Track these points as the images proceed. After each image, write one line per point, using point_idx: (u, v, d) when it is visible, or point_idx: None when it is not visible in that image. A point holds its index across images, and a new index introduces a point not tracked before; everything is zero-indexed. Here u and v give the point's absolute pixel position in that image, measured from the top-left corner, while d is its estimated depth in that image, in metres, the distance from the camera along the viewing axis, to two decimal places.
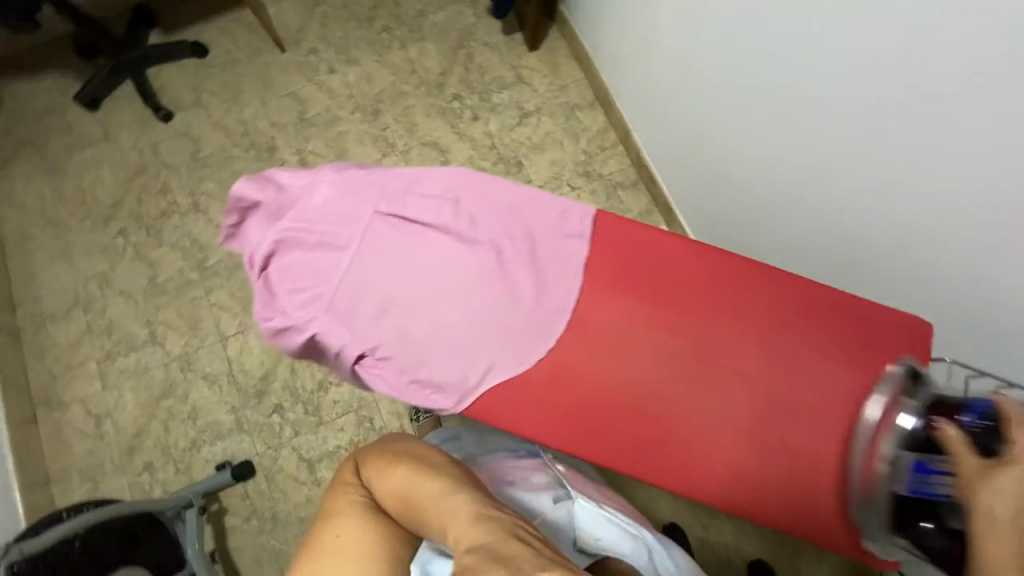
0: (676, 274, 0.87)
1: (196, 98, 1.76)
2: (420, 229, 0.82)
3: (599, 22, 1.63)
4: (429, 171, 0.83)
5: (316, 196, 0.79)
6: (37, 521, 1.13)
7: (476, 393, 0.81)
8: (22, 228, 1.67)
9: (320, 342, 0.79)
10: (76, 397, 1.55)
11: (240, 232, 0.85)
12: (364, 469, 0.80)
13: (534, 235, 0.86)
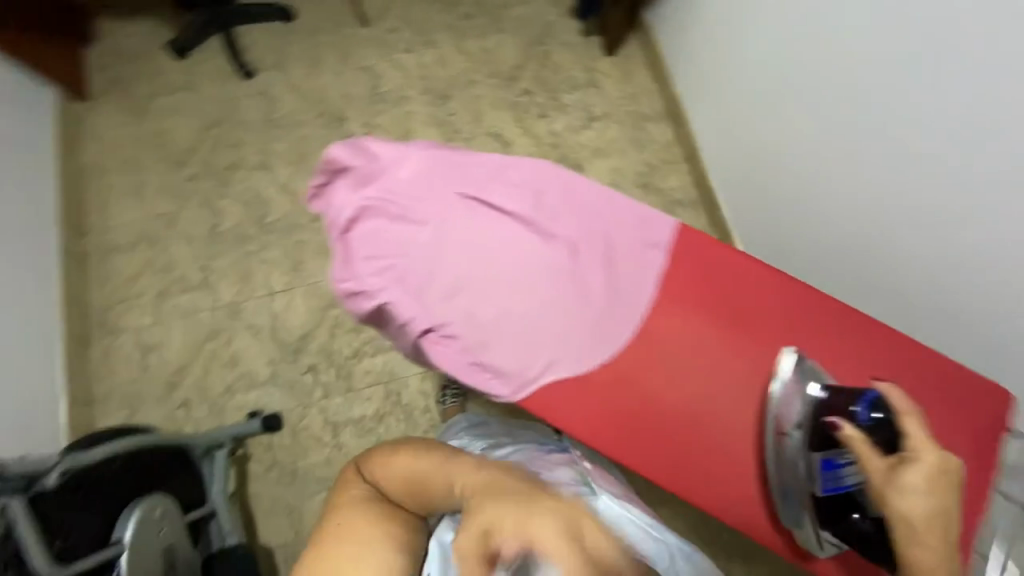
0: (748, 297, 0.89)
1: (277, 60, 1.81)
2: (502, 216, 0.83)
3: (687, 36, 1.61)
4: (518, 160, 0.84)
5: (403, 168, 0.80)
6: (78, 438, 1.18)
7: (535, 386, 0.81)
8: (101, 160, 1.75)
9: (388, 312, 0.79)
10: (128, 327, 1.62)
11: (321, 192, 0.82)
12: (368, 465, 0.82)
13: (614, 239, 0.86)
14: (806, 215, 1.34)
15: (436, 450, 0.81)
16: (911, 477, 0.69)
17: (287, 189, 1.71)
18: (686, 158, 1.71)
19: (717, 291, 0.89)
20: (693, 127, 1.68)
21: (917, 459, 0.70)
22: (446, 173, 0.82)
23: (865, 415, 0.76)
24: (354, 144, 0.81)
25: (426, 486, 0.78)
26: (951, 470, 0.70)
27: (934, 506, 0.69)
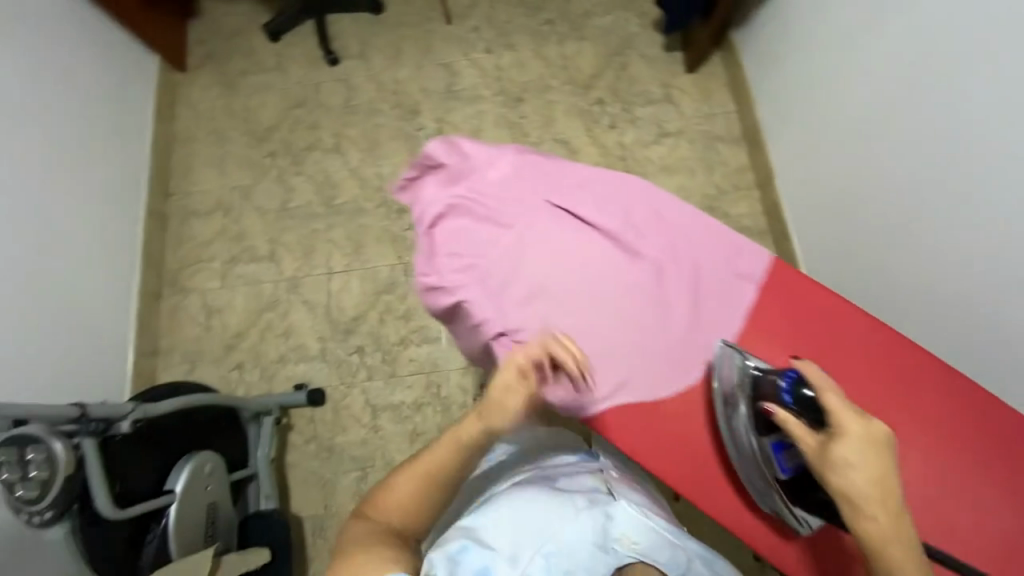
0: (844, 343, 0.82)
1: (362, 50, 1.88)
2: (588, 228, 0.82)
3: (774, 59, 1.54)
4: (609, 174, 0.84)
5: (494, 171, 0.81)
6: (146, 389, 1.19)
7: (602, 405, 0.80)
8: (190, 129, 1.86)
9: (464, 310, 0.79)
10: (196, 288, 1.72)
11: (412, 186, 0.84)
12: (370, 506, 0.76)
13: (701, 264, 0.84)
14: (883, 259, 1.24)
15: (423, 457, 0.76)
16: (846, 455, 0.64)
17: (356, 174, 1.76)
18: (757, 186, 1.66)
19: (810, 333, 0.82)
20: (769, 152, 1.61)
21: (845, 431, 0.65)
22: (538, 179, 0.82)
23: (788, 390, 0.71)
24: (450, 142, 0.82)
25: (433, 495, 0.76)
26: (886, 439, 0.65)
27: (876, 483, 0.63)
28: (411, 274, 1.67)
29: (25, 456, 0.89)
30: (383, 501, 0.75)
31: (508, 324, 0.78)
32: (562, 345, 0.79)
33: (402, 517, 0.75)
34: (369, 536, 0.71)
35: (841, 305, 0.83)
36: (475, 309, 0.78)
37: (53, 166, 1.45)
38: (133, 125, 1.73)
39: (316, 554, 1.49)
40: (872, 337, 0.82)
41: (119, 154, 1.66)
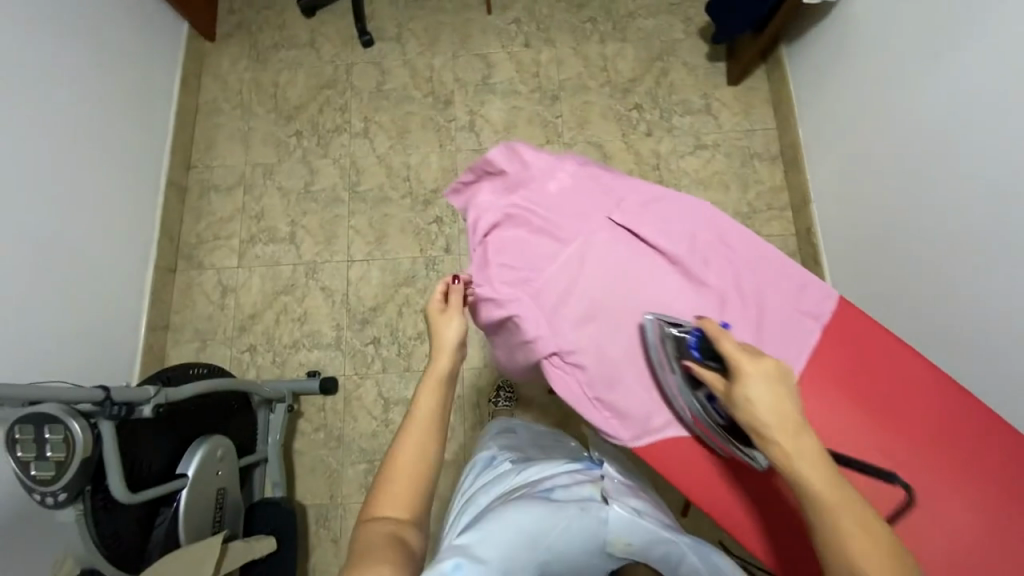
0: (908, 395, 0.77)
1: (397, 33, 1.83)
2: (650, 251, 0.79)
3: (823, 78, 1.50)
4: (676, 197, 0.81)
5: (553, 181, 0.80)
6: (156, 371, 1.14)
7: (653, 437, 0.79)
8: (215, 101, 1.81)
9: (514, 324, 0.79)
10: (212, 265, 1.68)
11: (469, 190, 0.84)
12: (379, 505, 0.67)
13: (765, 296, 0.79)
14: (923, 294, 1.21)
15: (411, 424, 0.72)
16: (748, 393, 0.59)
17: (384, 161, 1.73)
18: (792, 207, 1.62)
19: (872, 381, 0.77)
20: (807, 173, 1.57)
21: (743, 368, 0.60)
22: (601, 194, 0.80)
23: (695, 343, 0.69)
24: (513, 148, 0.81)
25: (429, 468, 0.71)
26: (785, 369, 0.60)
27: (784, 420, 0.57)
28: (432, 268, 1.63)
29: (43, 435, 0.85)
30: (384, 495, 0.68)
31: (560, 344, 0.78)
32: (612, 371, 0.78)
33: (404, 510, 0.67)
34: (378, 537, 0.62)
35: (908, 354, 0.79)
36: (525, 324, 0.77)
37: (81, 127, 1.40)
38: (159, 92, 1.68)
39: (318, 543, 1.47)
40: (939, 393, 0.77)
41: (144, 121, 1.61)
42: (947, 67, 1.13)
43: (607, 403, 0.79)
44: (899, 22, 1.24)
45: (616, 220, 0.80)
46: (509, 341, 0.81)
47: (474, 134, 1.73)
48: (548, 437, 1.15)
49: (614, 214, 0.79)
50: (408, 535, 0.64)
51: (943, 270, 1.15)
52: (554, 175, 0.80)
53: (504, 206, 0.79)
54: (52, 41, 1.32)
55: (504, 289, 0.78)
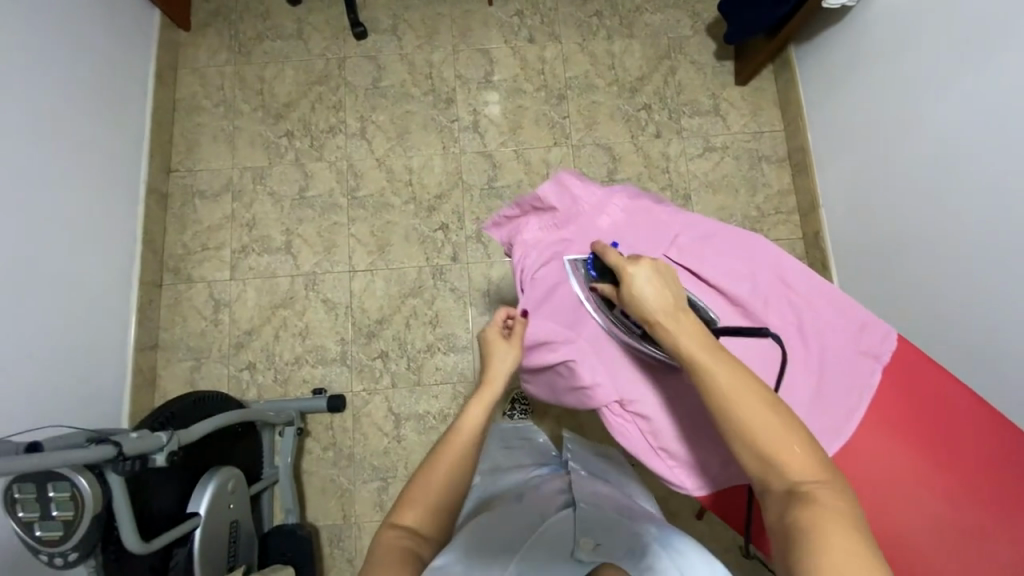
0: (954, 430, 0.80)
1: (393, 25, 1.72)
2: (710, 291, 0.81)
3: (832, 83, 1.49)
4: (730, 235, 0.84)
5: (603, 218, 0.84)
6: (160, 405, 1.07)
7: (717, 486, 0.83)
8: (194, 98, 1.68)
9: (569, 368, 0.82)
10: (202, 278, 1.58)
11: (516, 224, 0.87)
12: (406, 515, 0.68)
13: (825, 337, 0.82)
14: (933, 304, 1.22)
15: (453, 443, 0.71)
16: (635, 295, 0.65)
17: (383, 164, 1.64)
18: (799, 211, 1.63)
19: (925, 416, 0.81)
20: (815, 178, 1.57)
21: (634, 277, 0.66)
22: (652, 231, 0.84)
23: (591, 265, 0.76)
24: (563, 181, 0.83)
25: (460, 490, 0.70)
26: (662, 268, 0.66)
27: (672, 314, 0.63)
28: (439, 277, 1.58)
29: (46, 494, 0.80)
30: (409, 505, 0.68)
31: (621, 393, 0.82)
32: (670, 414, 0.82)
33: (425, 526, 0.68)
34: (395, 552, 0.63)
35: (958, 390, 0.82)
36: (579, 366, 0.81)
37: (59, 136, 1.28)
38: (132, 88, 1.53)
39: (332, 564, 1.43)
40: (985, 430, 0.80)
41: (117, 122, 1.47)
42: (955, 84, 1.15)
43: (671, 453, 0.83)
44: (910, 35, 1.25)
45: (673, 259, 0.83)
46: (564, 383, 0.84)
47: (478, 136, 1.66)
48: (515, 433, 1.12)
49: (671, 253, 0.83)
50: (424, 556, 0.65)
51: (953, 278, 1.17)
52: (605, 210, 0.84)
53: (555, 243, 0.83)
54: (20, 36, 1.18)
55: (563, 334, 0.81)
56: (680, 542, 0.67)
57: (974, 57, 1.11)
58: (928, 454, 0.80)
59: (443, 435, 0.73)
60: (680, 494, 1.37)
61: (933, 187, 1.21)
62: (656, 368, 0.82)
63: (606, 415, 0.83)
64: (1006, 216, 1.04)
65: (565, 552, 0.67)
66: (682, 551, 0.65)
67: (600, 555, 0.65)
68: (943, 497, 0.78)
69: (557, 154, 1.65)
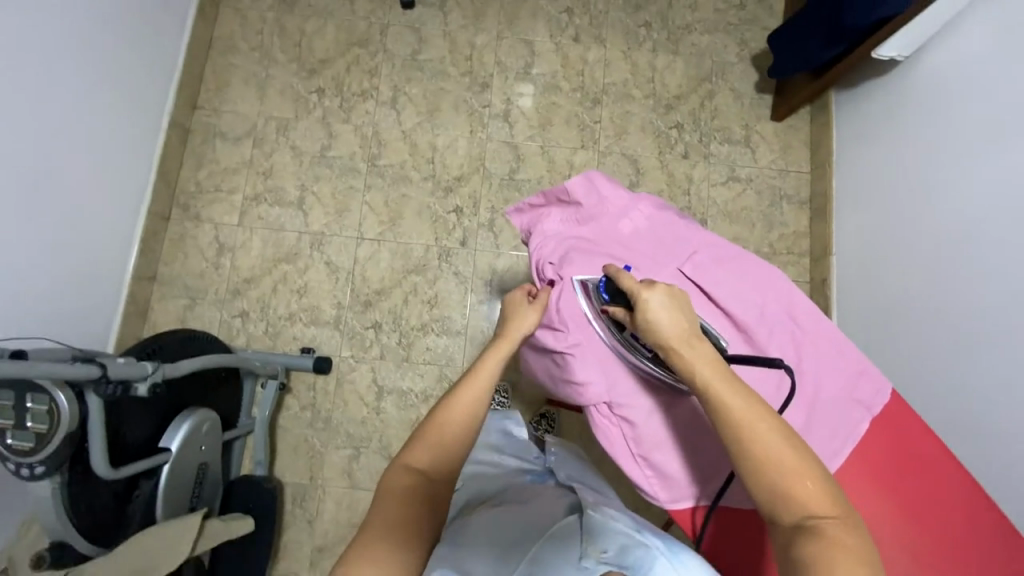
0: (907, 465, 0.82)
1: (441, 0, 1.70)
2: (717, 311, 0.81)
3: (866, 133, 1.49)
4: (745, 261, 0.84)
5: (626, 223, 0.84)
6: (134, 344, 1.04)
7: (689, 499, 0.85)
8: (231, 39, 1.67)
9: (567, 361, 0.81)
10: (210, 219, 1.57)
11: (538, 213, 0.86)
12: (417, 461, 0.69)
13: (823, 379, 0.82)
14: (926, 368, 1.22)
15: (468, 389, 0.72)
16: (649, 319, 0.67)
17: (408, 138, 1.63)
18: (811, 255, 1.62)
19: (905, 472, 0.82)
20: (831, 225, 1.57)
21: (649, 301, 0.67)
22: (671, 243, 0.84)
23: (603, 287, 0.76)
24: (592, 180, 0.84)
25: (472, 434, 0.71)
26: (677, 293, 0.69)
27: (686, 339, 0.65)
28: (445, 259, 1.57)
29: (24, 405, 0.80)
30: (417, 447, 0.70)
31: (613, 395, 0.82)
32: (656, 422, 0.83)
33: (433, 468, 0.69)
34: (405, 493, 0.67)
35: (920, 431, 0.83)
36: (579, 361, 0.81)
37: (99, 52, 1.27)
38: (173, 17, 1.52)
39: (292, 523, 1.44)
40: (935, 468, 0.82)
41: (155, 49, 1.47)
42: (988, 154, 1.15)
43: (651, 462, 0.84)
44: (953, 98, 1.24)
45: (687, 274, 0.83)
46: (558, 376, 0.84)
47: (507, 125, 1.65)
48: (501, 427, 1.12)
49: (686, 268, 0.83)
50: (433, 496, 0.68)
51: (952, 340, 1.17)
52: (628, 215, 0.85)
53: (575, 237, 0.84)
54: None
55: (567, 325, 0.80)
56: (682, 554, 0.65)
57: (1011, 129, 1.10)
58: (901, 507, 0.80)
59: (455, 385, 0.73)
60: (645, 512, 1.38)
61: (947, 253, 1.21)
62: (647, 378, 0.83)
63: (595, 414, 0.83)
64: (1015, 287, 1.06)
65: (570, 556, 0.66)
66: (684, 564, 0.63)
67: (608, 562, 0.64)
68: (908, 551, 0.79)
69: (582, 157, 1.64)
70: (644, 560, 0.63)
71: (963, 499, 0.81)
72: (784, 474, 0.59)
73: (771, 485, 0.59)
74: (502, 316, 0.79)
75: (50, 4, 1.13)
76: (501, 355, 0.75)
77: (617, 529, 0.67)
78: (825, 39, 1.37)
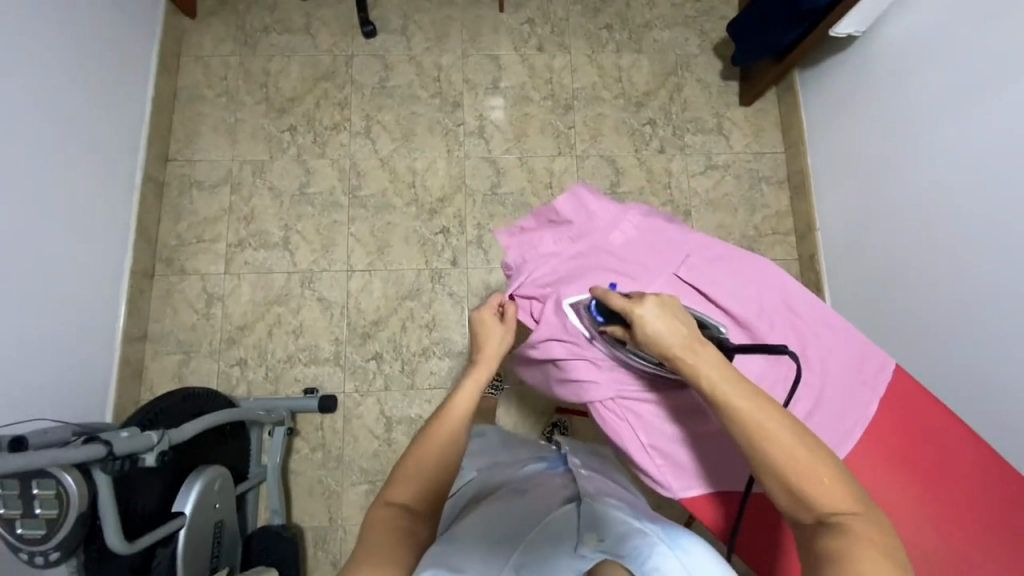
0: (913, 431, 0.84)
1: (403, 25, 1.71)
2: (720, 312, 0.82)
3: (834, 109, 1.52)
4: (738, 258, 0.86)
5: (617, 234, 0.85)
6: (130, 415, 1.01)
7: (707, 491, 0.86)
8: (197, 87, 1.65)
9: (570, 374, 0.83)
10: (196, 270, 1.55)
11: (530, 236, 0.87)
12: (401, 492, 0.73)
13: (828, 364, 0.83)
14: (924, 332, 1.25)
15: (445, 417, 0.77)
16: (649, 332, 0.67)
17: (386, 165, 1.63)
18: (795, 232, 1.65)
19: (924, 450, 0.83)
20: (812, 201, 1.60)
21: (643, 316, 0.67)
22: (664, 250, 0.85)
23: (596, 309, 0.75)
24: (578, 196, 0.85)
25: (451, 457, 0.76)
26: (665, 300, 0.69)
27: (687, 345, 0.65)
28: (438, 281, 1.57)
29: (30, 491, 0.78)
30: (399, 484, 0.74)
31: (619, 402, 0.83)
32: (663, 416, 0.84)
33: (416, 502, 0.73)
34: (388, 525, 0.69)
35: (920, 395, 0.85)
36: (582, 373, 0.82)
37: (64, 119, 1.26)
38: (135, 74, 1.50)
39: (316, 567, 1.41)
40: (939, 430, 0.84)
41: (119, 107, 1.44)
42: (953, 123, 1.19)
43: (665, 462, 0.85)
44: (916, 67, 1.27)
45: (682, 278, 0.83)
46: (562, 378, 0.84)
47: (483, 141, 1.66)
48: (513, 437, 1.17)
49: (680, 272, 0.83)
50: (417, 530, 0.70)
51: (944, 302, 1.20)
52: (618, 226, 0.85)
53: (569, 255, 0.84)
54: (31, 19, 1.16)
55: (564, 340, 0.81)
56: (685, 539, 0.61)
57: (973, 95, 1.14)
58: (923, 485, 0.81)
59: (431, 419, 0.78)
60: (668, 508, 1.38)
61: (928, 219, 1.25)
62: (652, 380, 0.83)
63: (604, 421, 0.84)
64: (997, 245, 1.08)
65: (568, 547, 0.68)
66: (686, 550, 0.59)
67: (604, 550, 0.63)
68: (939, 529, 0.79)
69: (561, 164, 1.65)
70: (641, 547, 0.61)
71: (971, 457, 0.82)
72: (802, 472, 0.59)
73: (789, 482, 0.60)
74: (475, 337, 0.83)
75: (11, 78, 1.11)
76: (474, 380, 0.80)
77: (618, 519, 0.69)
78: (785, 21, 1.40)
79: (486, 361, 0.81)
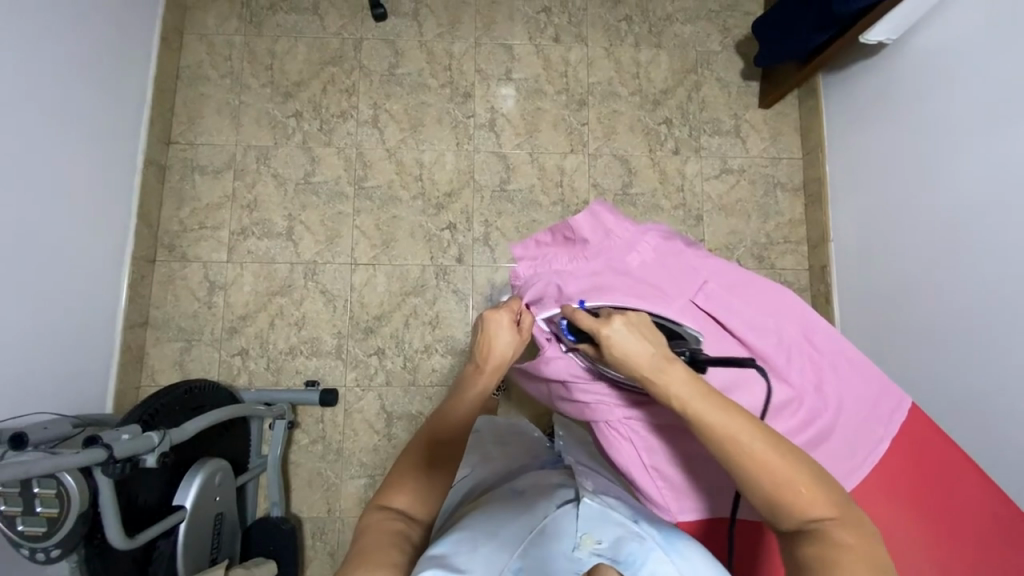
0: (912, 454, 0.84)
1: (414, 9, 1.65)
2: (736, 341, 0.81)
3: (858, 119, 1.47)
4: (758, 287, 0.84)
5: (635, 257, 0.83)
6: (127, 414, 0.99)
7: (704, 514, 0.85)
8: (200, 67, 1.60)
9: (572, 390, 0.84)
10: (198, 257, 1.53)
11: (544, 253, 0.87)
12: (399, 496, 0.72)
13: (843, 397, 0.83)
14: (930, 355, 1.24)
15: (450, 424, 0.77)
16: (616, 354, 0.66)
17: (393, 156, 1.59)
18: (808, 242, 1.63)
19: (923, 473, 0.84)
20: (828, 212, 1.57)
21: (611, 336, 0.66)
22: (683, 274, 0.83)
23: (568, 328, 0.76)
24: (597, 214, 0.82)
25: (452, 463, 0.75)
26: (632, 319, 0.68)
27: (656, 365, 0.64)
28: (443, 278, 1.55)
29: (31, 490, 0.79)
30: (397, 486, 0.73)
31: (616, 421, 0.82)
32: (669, 440, 0.83)
33: (413, 506, 0.72)
34: (383, 531, 0.68)
35: (919, 420, 0.87)
36: (582, 391, 0.83)
37: (68, 101, 1.22)
38: (135, 52, 1.45)
39: (314, 555, 1.44)
40: (935, 453, 0.85)
41: (119, 88, 1.40)
42: (973, 143, 1.15)
43: (662, 483, 0.84)
44: (945, 80, 1.22)
45: (700, 305, 0.82)
46: (566, 396, 0.85)
47: (493, 135, 1.61)
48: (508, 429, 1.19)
49: (698, 298, 0.82)
50: (411, 535, 0.69)
51: (956, 327, 1.17)
52: (635, 248, 0.83)
53: (582, 275, 0.82)
54: None
55: (563, 358, 0.82)
56: (682, 541, 0.61)
57: (1001, 112, 1.09)
58: (932, 525, 0.81)
59: (433, 425, 0.77)
60: None
61: (944, 241, 1.22)
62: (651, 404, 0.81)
63: (602, 437, 0.85)
64: (1011, 273, 1.06)
65: (566, 548, 0.67)
66: (683, 556, 0.59)
67: (602, 554, 0.65)
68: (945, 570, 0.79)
69: (574, 161, 1.61)
70: (638, 553, 0.62)
71: (966, 479, 0.84)
72: (784, 492, 0.58)
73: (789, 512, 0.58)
74: (484, 343, 0.78)
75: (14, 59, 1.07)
76: (480, 390, 0.78)
77: (613, 518, 0.65)
78: (813, 22, 1.34)
79: (495, 371, 0.78)
